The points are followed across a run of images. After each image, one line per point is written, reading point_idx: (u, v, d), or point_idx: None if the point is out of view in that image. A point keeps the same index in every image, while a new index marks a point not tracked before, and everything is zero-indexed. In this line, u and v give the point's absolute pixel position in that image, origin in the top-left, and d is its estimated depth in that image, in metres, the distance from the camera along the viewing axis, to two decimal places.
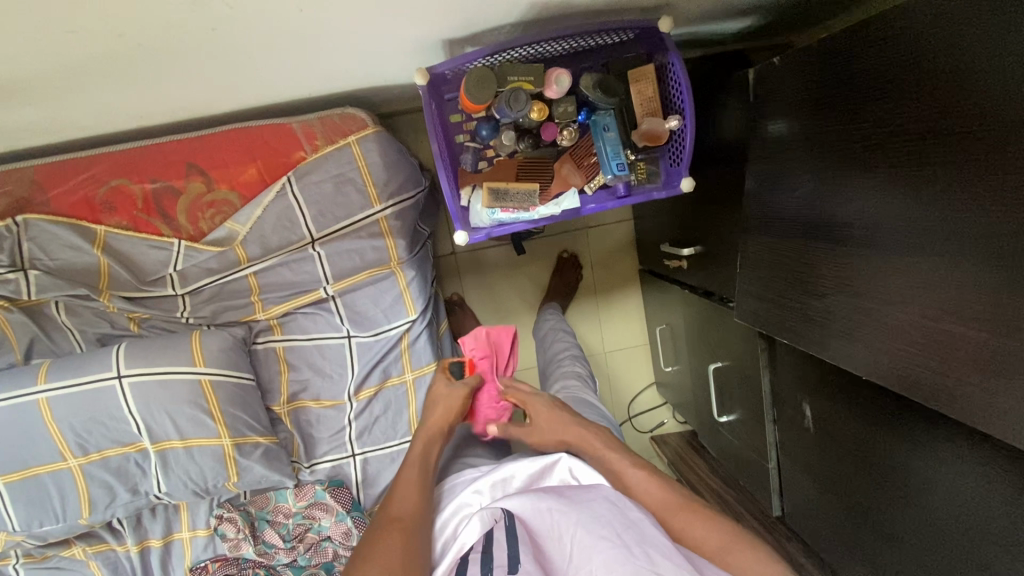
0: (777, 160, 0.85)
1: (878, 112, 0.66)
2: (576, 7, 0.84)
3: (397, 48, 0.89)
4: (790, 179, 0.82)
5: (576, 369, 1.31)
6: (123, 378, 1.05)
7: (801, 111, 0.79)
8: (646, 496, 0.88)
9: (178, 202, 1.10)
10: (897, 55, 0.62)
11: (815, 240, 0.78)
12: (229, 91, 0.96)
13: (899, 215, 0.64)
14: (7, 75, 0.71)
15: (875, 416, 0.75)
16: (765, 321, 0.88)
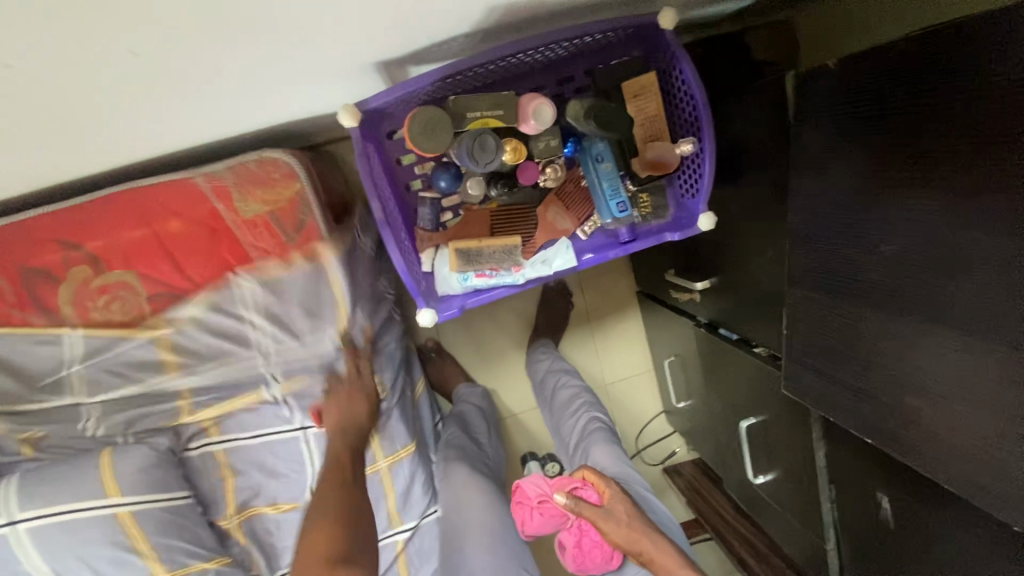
0: (805, 194, 0.67)
1: (964, 149, 0.47)
2: (549, 7, 0.62)
3: (313, 79, 0.66)
4: (825, 221, 0.64)
5: (592, 420, 1.12)
6: (17, 526, 0.81)
7: (843, 135, 0.60)
8: None
9: (59, 290, 0.86)
10: (1002, 73, 0.44)
11: (876, 304, 0.58)
12: (95, 152, 0.72)
13: (1005, 291, 0.45)
14: None
15: (961, 516, 0.58)
16: (819, 399, 0.68)
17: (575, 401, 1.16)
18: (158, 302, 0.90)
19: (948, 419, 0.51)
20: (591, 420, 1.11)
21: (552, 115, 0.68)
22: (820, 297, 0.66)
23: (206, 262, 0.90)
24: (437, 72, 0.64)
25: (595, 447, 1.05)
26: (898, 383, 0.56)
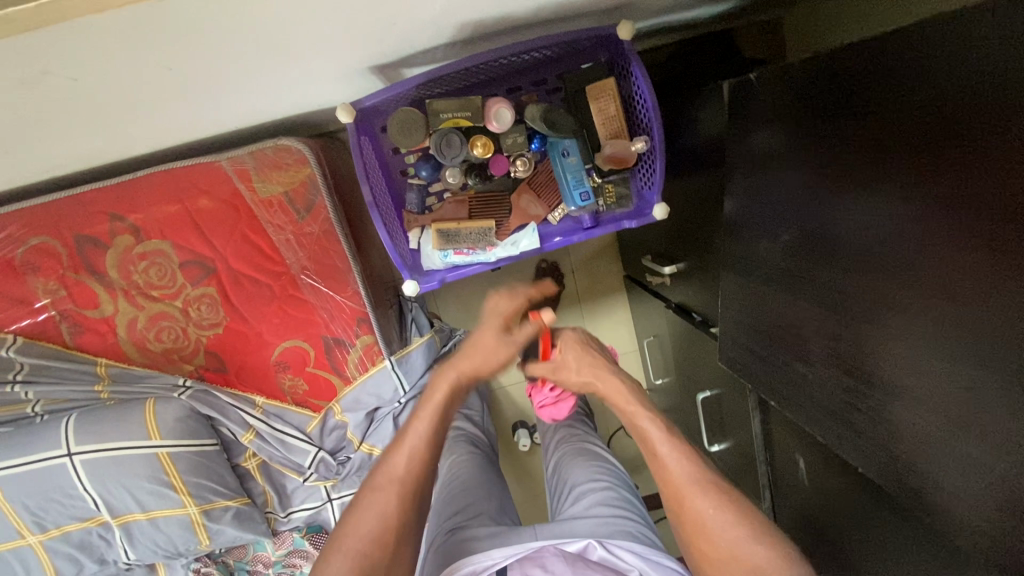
0: (761, 190, 0.72)
1: (850, 156, 0.56)
2: (516, 20, 0.71)
3: (315, 80, 0.77)
4: (774, 215, 0.70)
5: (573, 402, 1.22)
6: (73, 456, 0.99)
7: (793, 135, 0.65)
8: (678, 470, 0.75)
9: (106, 256, 1.00)
10: (866, 95, 0.53)
11: (793, 289, 0.67)
12: (138, 140, 0.85)
13: (906, 275, 0.52)
14: None
15: (850, 469, 0.68)
16: (750, 373, 0.78)
17: None
18: (189, 269, 1.03)
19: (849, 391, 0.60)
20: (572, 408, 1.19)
21: (512, 115, 0.80)
22: (750, 285, 0.76)
23: (228, 235, 1.02)
24: (420, 76, 0.75)
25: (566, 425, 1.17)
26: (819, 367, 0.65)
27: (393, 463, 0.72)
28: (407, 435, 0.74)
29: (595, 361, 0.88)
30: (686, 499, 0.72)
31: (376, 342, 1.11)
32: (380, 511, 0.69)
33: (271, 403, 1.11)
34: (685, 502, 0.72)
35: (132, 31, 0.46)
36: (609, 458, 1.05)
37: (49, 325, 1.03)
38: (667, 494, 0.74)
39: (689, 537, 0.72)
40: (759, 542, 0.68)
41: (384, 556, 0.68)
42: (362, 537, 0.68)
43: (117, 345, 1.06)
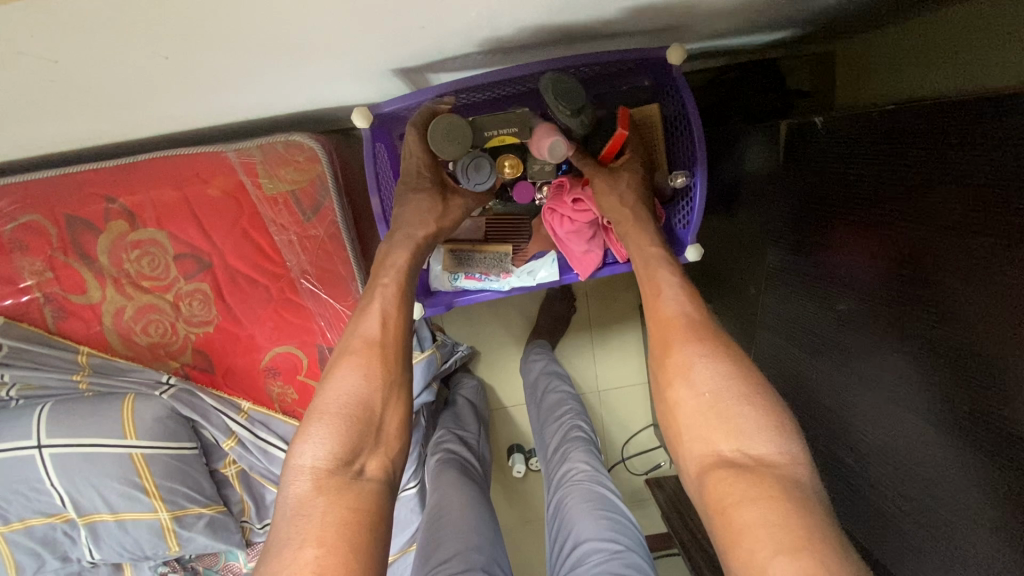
0: (823, 239, 0.70)
1: (926, 212, 0.55)
2: (558, 32, 0.64)
3: (332, 79, 0.71)
4: (837, 266, 0.68)
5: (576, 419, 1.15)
6: (42, 448, 0.94)
7: (862, 187, 0.64)
8: (669, 311, 0.63)
9: (97, 240, 0.95)
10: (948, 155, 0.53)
11: None
12: (137, 124, 0.79)
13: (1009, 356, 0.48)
14: None
15: None
16: None
17: (562, 400, 1.20)
18: (183, 262, 0.97)
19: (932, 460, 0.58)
20: (573, 428, 1.12)
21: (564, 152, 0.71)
22: (818, 345, 0.73)
23: (229, 230, 0.96)
24: (447, 86, 0.69)
25: (574, 455, 1.03)
26: (899, 433, 0.62)
27: (368, 330, 0.64)
28: (369, 311, 0.66)
29: (627, 199, 0.72)
30: (671, 367, 0.60)
31: None
32: (352, 384, 0.61)
33: (257, 409, 1.05)
34: (671, 348, 0.61)
35: (116, 13, 0.40)
36: (622, 508, 0.94)
37: (33, 307, 0.98)
38: (653, 338, 0.63)
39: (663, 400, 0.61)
40: (736, 388, 0.56)
41: (366, 428, 0.59)
42: (333, 406, 0.60)
43: (101, 335, 1.00)
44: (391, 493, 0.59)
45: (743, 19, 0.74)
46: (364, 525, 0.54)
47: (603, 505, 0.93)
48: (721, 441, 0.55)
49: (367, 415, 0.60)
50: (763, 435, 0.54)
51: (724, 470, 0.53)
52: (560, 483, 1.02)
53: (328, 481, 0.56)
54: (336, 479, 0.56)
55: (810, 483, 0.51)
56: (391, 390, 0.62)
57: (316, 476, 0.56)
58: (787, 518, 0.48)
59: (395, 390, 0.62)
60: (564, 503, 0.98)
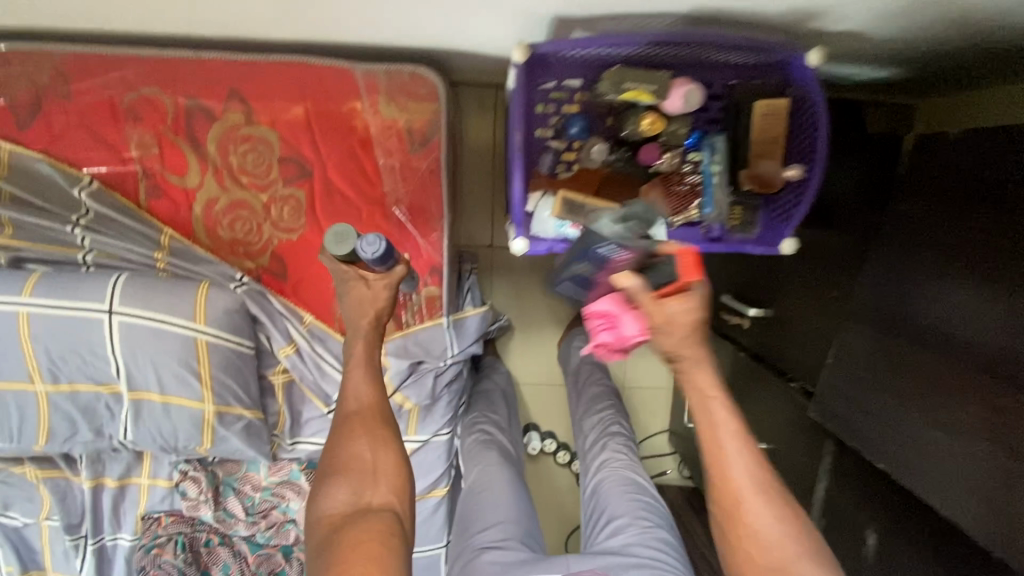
0: (898, 219, 0.71)
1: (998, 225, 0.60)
2: (728, 10, 0.69)
3: (495, 16, 0.75)
4: (916, 251, 0.68)
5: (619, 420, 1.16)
6: (113, 315, 0.95)
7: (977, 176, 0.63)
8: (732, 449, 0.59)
9: (210, 128, 0.97)
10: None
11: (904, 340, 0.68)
12: (292, 22, 0.82)
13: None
14: None
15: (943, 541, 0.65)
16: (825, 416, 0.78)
17: (600, 395, 1.23)
18: (286, 166, 1.00)
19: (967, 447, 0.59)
20: (612, 422, 1.15)
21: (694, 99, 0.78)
22: (857, 324, 0.75)
23: (337, 145, 0.99)
24: (613, 38, 0.72)
25: (613, 445, 1.07)
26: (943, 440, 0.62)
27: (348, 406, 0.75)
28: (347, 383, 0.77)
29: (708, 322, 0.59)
30: (725, 461, 0.59)
31: (440, 298, 1.09)
32: (355, 446, 0.73)
33: (318, 324, 1.06)
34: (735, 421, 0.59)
35: None
36: (653, 491, 0.99)
37: (129, 179, 1.00)
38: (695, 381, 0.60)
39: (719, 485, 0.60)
40: (781, 513, 0.59)
41: (364, 474, 0.72)
42: (334, 464, 0.72)
43: (188, 220, 1.02)
44: (399, 519, 0.71)
45: (879, 40, 0.79)
46: (388, 546, 0.67)
47: (636, 490, 0.98)
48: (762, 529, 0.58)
49: (359, 466, 0.72)
50: (774, 514, 0.58)
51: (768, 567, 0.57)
52: (597, 466, 1.06)
53: (339, 521, 0.70)
54: (346, 518, 0.70)
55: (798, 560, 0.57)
56: (378, 434, 0.74)
57: (332, 517, 0.71)
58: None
59: (382, 426, 0.74)
60: (602, 484, 1.01)
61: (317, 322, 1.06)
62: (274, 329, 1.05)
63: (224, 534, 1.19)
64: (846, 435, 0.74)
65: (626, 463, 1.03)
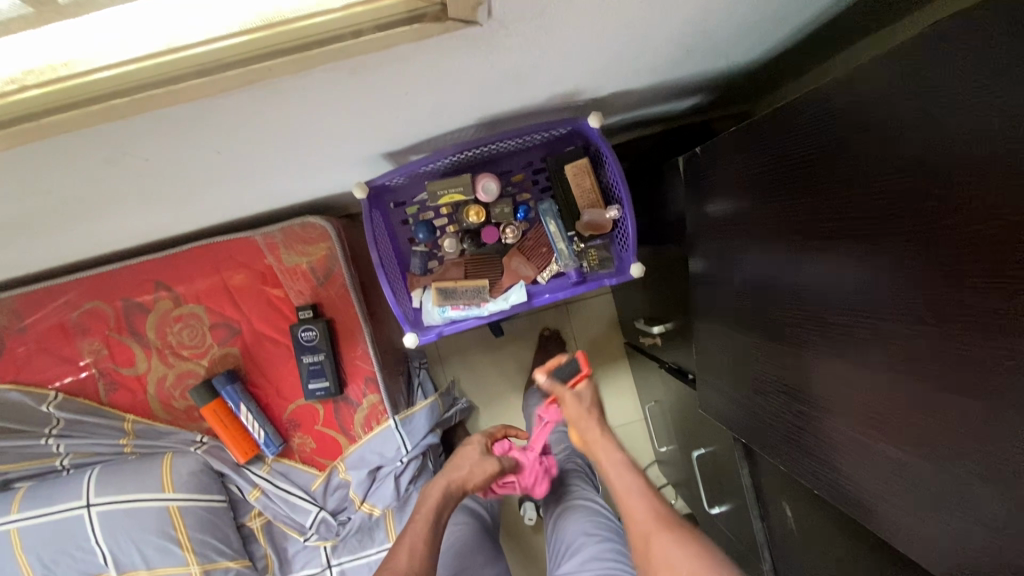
0: (718, 220, 0.81)
1: (787, 204, 0.64)
2: (507, 108, 0.84)
3: (336, 169, 0.91)
4: (747, 243, 0.74)
5: (578, 462, 1.19)
6: (91, 507, 1.05)
7: (739, 177, 0.74)
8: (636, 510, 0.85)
9: (146, 319, 1.13)
10: (791, 152, 0.62)
11: (762, 331, 0.72)
12: (185, 219, 0.98)
13: (846, 323, 0.57)
14: None
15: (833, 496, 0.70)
16: (726, 414, 0.83)
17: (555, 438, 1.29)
18: (217, 330, 1.14)
19: (805, 404, 0.65)
20: (570, 463, 1.19)
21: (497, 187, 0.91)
22: (713, 323, 0.84)
23: (255, 300, 1.14)
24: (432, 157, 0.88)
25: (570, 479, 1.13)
26: (814, 422, 0.64)
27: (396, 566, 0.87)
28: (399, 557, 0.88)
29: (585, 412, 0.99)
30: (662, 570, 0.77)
31: (381, 402, 1.17)
32: None
33: (280, 461, 1.16)
34: (653, 537, 0.80)
35: (190, 122, 0.56)
36: (607, 512, 1.05)
37: (88, 382, 1.14)
38: (634, 534, 0.83)
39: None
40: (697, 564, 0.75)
41: None
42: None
43: (145, 402, 1.15)
44: None
45: (650, 88, 0.96)
46: None
47: (591, 513, 1.03)
48: None
49: None
50: None
51: None
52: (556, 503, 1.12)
53: None
54: None
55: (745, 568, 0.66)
56: None
57: None
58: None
59: None
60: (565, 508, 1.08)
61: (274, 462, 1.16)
62: (240, 479, 1.15)
63: None
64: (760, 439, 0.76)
65: (578, 492, 1.10)
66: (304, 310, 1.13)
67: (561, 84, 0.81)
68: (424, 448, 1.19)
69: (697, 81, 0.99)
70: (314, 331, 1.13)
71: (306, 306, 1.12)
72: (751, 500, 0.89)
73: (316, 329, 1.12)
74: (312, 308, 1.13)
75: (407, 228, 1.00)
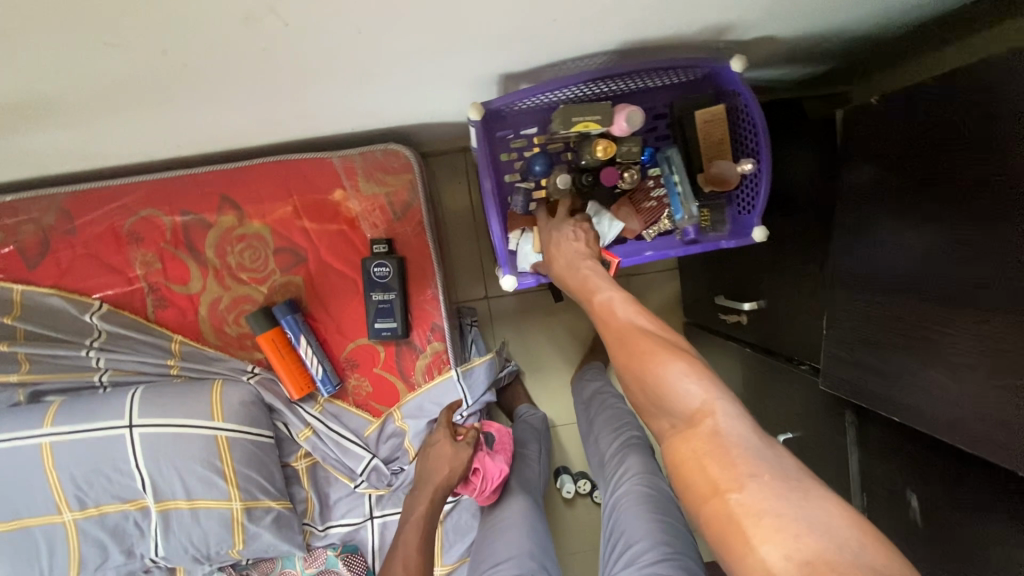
0: (869, 189, 0.74)
1: (989, 162, 0.59)
2: (657, 33, 0.76)
3: (446, 87, 0.83)
4: (916, 210, 0.67)
5: (636, 438, 1.13)
6: (134, 428, 0.97)
7: (893, 146, 0.71)
8: (613, 322, 0.66)
9: (207, 235, 1.04)
10: (1001, 103, 0.57)
11: (929, 301, 0.65)
12: (270, 125, 0.89)
13: None
14: (23, 98, 0.62)
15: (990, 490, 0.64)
16: (858, 392, 0.76)
17: (610, 405, 1.24)
18: (282, 256, 1.06)
19: (970, 381, 0.61)
20: (630, 439, 1.13)
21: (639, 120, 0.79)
22: (850, 296, 0.77)
23: (324, 228, 1.06)
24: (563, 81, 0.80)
25: (630, 458, 1.08)
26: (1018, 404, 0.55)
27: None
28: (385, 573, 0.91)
29: (570, 262, 0.77)
30: (634, 371, 0.59)
31: (446, 351, 1.10)
32: None
33: (333, 402, 1.09)
34: (631, 351, 0.60)
35: None
36: (674, 513, 0.98)
37: (137, 296, 1.05)
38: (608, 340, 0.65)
39: (641, 400, 0.59)
40: (677, 356, 0.56)
41: None
42: None
43: (195, 325, 1.06)
44: None
45: (794, 39, 0.88)
46: None
47: (655, 509, 0.97)
48: (670, 418, 0.55)
49: None
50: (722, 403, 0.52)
51: (676, 440, 0.53)
52: (616, 484, 1.06)
53: None
54: None
55: (749, 438, 0.50)
56: None
57: None
58: (727, 464, 0.48)
59: None
60: (624, 495, 1.02)
61: (329, 404, 1.09)
62: (289, 419, 1.07)
63: None
64: (914, 419, 0.68)
65: (641, 478, 1.03)
66: (378, 245, 1.05)
67: (723, 13, 0.74)
68: (483, 404, 1.13)
69: (843, 39, 0.91)
70: (387, 267, 1.05)
71: (381, 240, 1.04)
72: (857, 487, 0.85)
73: (390, 266, 1.05)
74: (387, 243, 1.05)
75: (510, 163, 0.92)
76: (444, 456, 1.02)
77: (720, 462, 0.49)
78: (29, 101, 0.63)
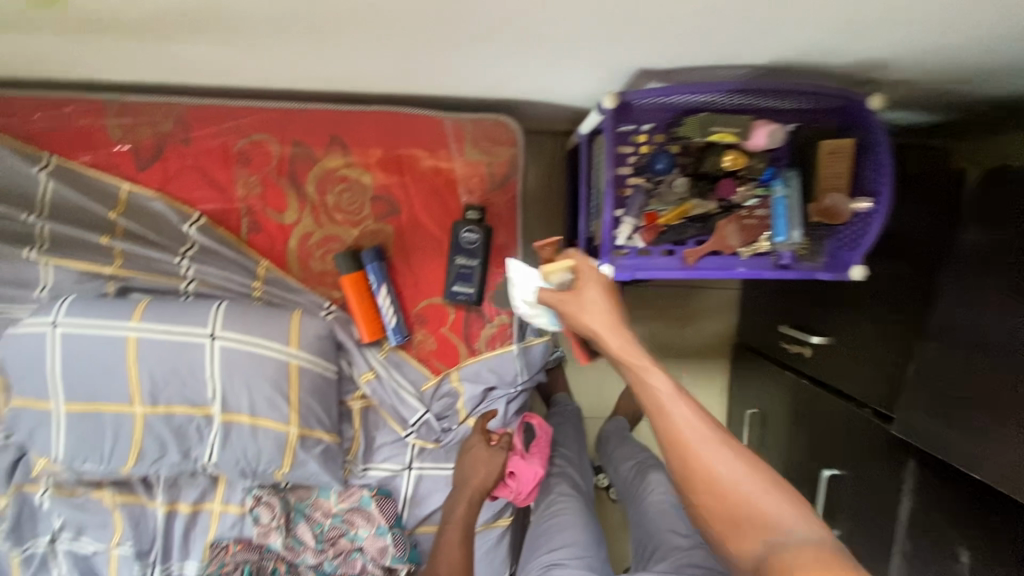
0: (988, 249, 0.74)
1: None
2: (807, 57, 0.77)
3: (584, 71, 0.85)
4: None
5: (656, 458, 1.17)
6: (214, 339, 1.02)
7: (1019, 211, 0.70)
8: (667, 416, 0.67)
9: (311, 170, 1.07)
10: None
11: None
12: (401, 77, 0.92)
13: None
14: (211, 12, 0.64)
15: None
16: (948, 449, 0.76)
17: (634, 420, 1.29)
18: (378, 204, 1.08)
19: None
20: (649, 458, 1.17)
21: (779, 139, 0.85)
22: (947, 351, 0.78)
23: (422, 184, 1.08)
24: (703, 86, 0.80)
25: (654, 476, 1.12)
26: None
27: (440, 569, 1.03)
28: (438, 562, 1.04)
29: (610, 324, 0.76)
30: (708, 471, 0.62)
31: (512, 326, 1.13)
32: None
33: (397, 352, 1.13)
34: (688, 448, 0.64)
35: None
36: None
37: (233, 215, 1.09)
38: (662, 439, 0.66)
39: (718, 523, 0.62)
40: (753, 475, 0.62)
41: None
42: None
43: (283, 253, 1.10)
44: None
45: (930, 87, 0.87)
46: None
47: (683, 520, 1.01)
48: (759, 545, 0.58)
49: None
50: (797, 523, 0.59)
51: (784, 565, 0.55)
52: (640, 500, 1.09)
53: None
54: None
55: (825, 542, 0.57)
56: None
57: None
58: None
59: None
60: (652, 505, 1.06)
61: (393, 353, 1.13)
62: (355, 359, 1.12)
63: (290, 563, 1.12)
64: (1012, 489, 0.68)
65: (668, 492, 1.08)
66: (472, 211, 1.07)
67: (880, 50, 0.74)
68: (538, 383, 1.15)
69: (976, 96, 0.91)
70: (476, 235, 1.07)
71: (476, 208, 1.06)
72: (903, 525, 0.87)
73: (478, 234, 1.07)
74: (480, 211, 1.07)
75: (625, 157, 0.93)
76: (483, 459, 1.09)
77: (828, 574, 0.53)
78: (215, 15, 0.65)
